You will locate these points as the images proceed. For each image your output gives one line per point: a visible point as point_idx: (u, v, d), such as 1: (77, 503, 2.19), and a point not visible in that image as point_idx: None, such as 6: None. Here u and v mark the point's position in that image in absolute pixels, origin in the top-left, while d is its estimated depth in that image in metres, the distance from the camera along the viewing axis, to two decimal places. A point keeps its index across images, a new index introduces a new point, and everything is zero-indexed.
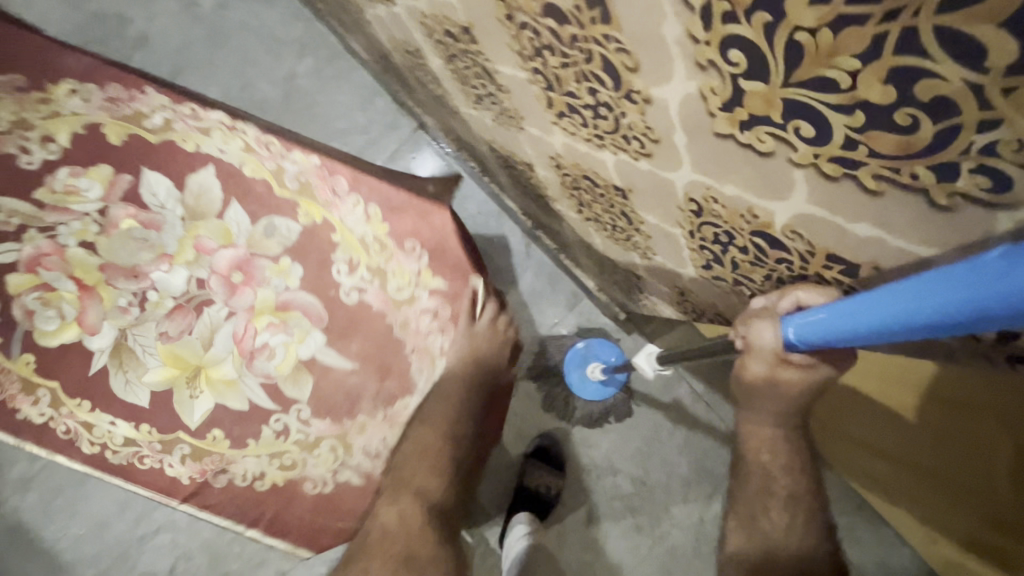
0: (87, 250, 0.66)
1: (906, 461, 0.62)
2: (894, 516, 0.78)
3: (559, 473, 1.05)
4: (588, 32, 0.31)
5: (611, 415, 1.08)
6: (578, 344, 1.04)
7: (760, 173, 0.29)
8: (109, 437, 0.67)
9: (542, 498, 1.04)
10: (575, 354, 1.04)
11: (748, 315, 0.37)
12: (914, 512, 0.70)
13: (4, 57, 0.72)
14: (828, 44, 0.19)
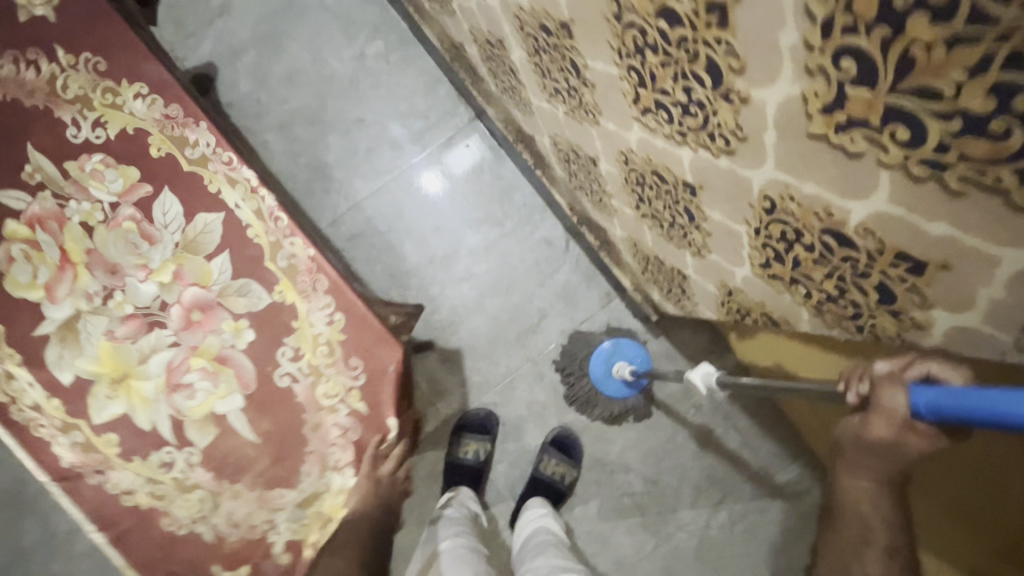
0: (86, 230, 0.75)
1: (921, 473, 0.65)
2: None
3: (573, 464, 1.08)
4: (700, 35, 0.35)
5: (631, 414, 1.11)
6: (606, 343, 1.09)
7: (845, 172, 0.32)
8: (20, 395, 0.74)
9: (556, 486, 1.07)
10: (602, 351, 1.09)
11: (875, 377, 0.39)
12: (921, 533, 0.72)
13: (89, 39, 0.74)
14: (940, 58, 0.23)
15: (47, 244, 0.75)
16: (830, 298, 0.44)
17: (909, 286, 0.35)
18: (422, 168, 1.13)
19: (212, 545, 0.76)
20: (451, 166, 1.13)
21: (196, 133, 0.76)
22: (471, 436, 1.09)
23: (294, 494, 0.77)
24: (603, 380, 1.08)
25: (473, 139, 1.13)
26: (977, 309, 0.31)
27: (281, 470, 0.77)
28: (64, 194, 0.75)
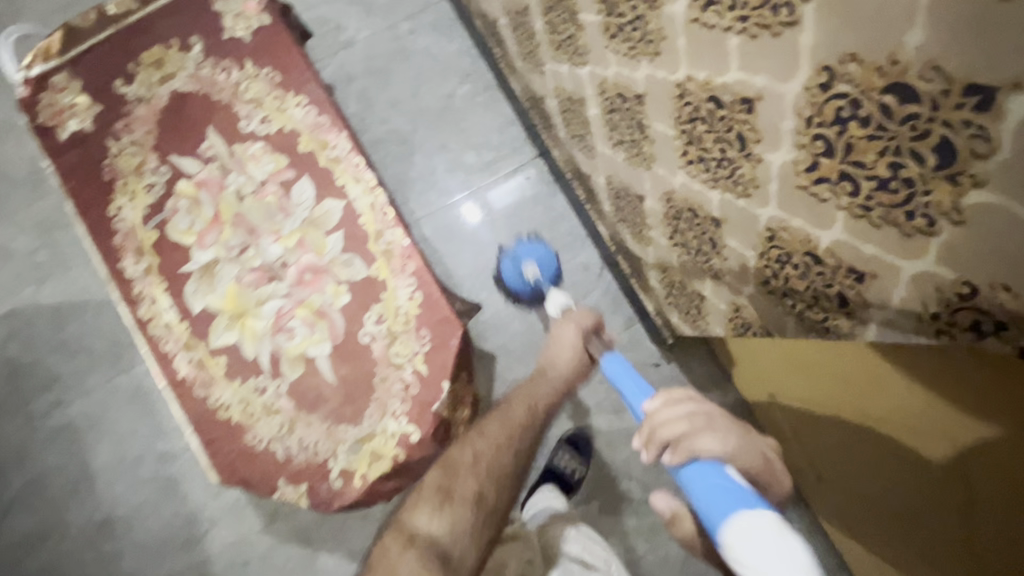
0: (237, 197, 0.92)
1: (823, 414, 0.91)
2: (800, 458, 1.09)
3: (583, 462, 1.24)
4: (735, 117, 0.55)
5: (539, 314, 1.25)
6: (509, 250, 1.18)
7: (817, 211, 0.51)
8: (159, 315, 0.91)
9: (566, 478, 1.22)
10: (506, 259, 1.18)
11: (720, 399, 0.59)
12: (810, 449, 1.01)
13: (270, 56, 0.95)
14: (864, 146, 0.42)
15: (207, 203, 0.92)
16: (808, 307, 0.61)
17: (855, 292, 0.53)
18: (463, 200, 1.34)
19: (280, 463, 0.88)
20: (495, 197, 1.34)
21: (336, 139, 0.93)
22: None
23: (355, 430, 0.88)
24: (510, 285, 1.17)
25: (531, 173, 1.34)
26: (891, 307, 0.49)
27: (348, 410, 0.88)
28: (227, 167, 0.93)
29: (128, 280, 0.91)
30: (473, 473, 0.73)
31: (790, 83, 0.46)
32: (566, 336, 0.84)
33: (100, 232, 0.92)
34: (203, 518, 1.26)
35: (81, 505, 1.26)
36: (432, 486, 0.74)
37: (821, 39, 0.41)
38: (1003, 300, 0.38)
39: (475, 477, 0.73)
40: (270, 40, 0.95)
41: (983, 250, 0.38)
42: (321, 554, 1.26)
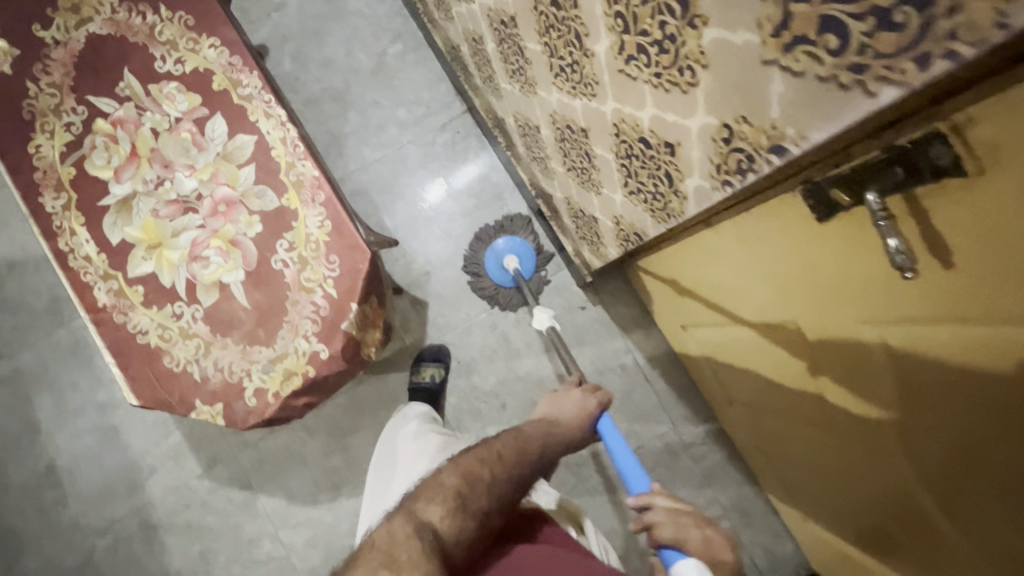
0: (153, 134, 0.96)
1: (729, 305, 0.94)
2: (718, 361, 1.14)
3: None
4: (568, 14, 0.61)
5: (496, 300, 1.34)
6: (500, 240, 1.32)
7: (634, 92, 0.57)
8: (79, 247, 0.94)
9: None
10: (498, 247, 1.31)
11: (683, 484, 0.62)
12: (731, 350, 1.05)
13: None
14: (641, 13, 0.48)
15: (125, 140, 0.96)
16: (654, 197, 0.67)
17: (673, 166, 0.59)
18: (398, 154, 1.39)
19: (198, 384, 0.92)
20: (456, 180, 1.39)
21: (249, 78, 0.97)
22: (427, 363, 1.29)
23: (268, 350, 0.92)
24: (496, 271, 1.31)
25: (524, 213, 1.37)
26: (696, 173, 0.55)
27: (262, 332, 0.93)
28: (143, 106, 0.96)
29: (48, 215, 0.95)
30: (489, 492, 0.68)
31: None
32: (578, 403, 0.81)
33: (21, 170, 0.96)
34: (144, 465, 1.30)
35: (24, 456, 1.29)
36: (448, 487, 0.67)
37: None
38: (744, 132, 0.44)
39: (487, 496, 0.68)
40: None
41: (723, 90, 0.44)
42: (261, 496, 1.30)
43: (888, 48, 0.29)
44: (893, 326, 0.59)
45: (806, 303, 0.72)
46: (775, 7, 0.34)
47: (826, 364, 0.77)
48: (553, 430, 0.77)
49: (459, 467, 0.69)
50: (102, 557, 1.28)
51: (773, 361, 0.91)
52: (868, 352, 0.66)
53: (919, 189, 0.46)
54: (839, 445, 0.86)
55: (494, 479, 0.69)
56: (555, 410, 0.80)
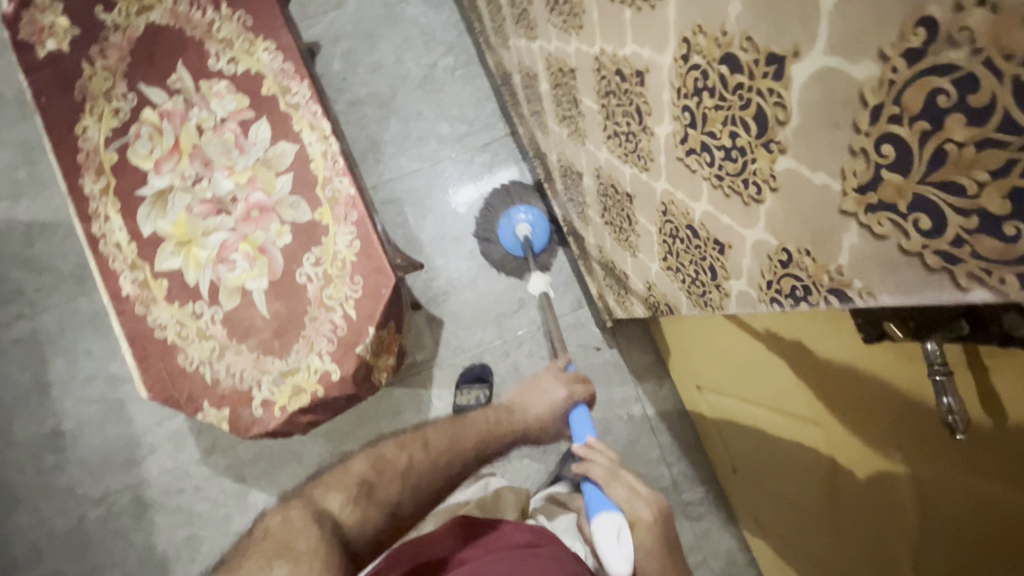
0: (197, 131, 0.96)
1: (747, 375, 0.91)
2: (726, 423, 1.11)
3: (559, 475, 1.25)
4: (633, 89, 0.59)
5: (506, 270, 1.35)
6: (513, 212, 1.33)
7: (690, 183, 0.55)
8: (110, 233, 0.95)
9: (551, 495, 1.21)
10: (511, 219, 1.33)
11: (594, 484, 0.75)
12: (742, 417, 1.02)
13: None
14: (713, 118, 0.46)
15: (169, 132, 0.96)
16: (693, 281, 0.65)
17: (720, 263, 0.56)
18: (435, 168, 1.38)
19: (207, 386, 0.92)
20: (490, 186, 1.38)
21: (298, 87, 0.96)
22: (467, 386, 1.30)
23: (281, 362, 0.92)
24: (509, 238, 1.33)
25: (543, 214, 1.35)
26: (743, 277, 0.53)
27: (277, 343, 0.93)
28: (191, 101, 0.97)
29: (85, 198, 0.96)
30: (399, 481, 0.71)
31: (663, 55, 0.49)
32: (551, 391, 0.86)
33: (65, 149, 0.97)
34: (146, 443, 1.31)
35: (32, 417, 1.32)
36: (356, 475, 0.71)
37: (679, 8, 0.44)
38: (805, 264, 0.42)
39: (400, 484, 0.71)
40: None
41: (790, 218, 0.42)
42: (253, 491, 1.30)
43: (987, 251, 0.27)
44: (930, 458, 0.56)
45: (831, 399, 0.69)
46: (865, 165, 0.32)
47: (840, 462, 0.74)
48: (506, 419, 0.83)
49: (376, 454, 0.73)
50: (93, 526, 1.29)
51: (782, 440, 0.89)
52: (887, 466, 0.64)
53: (983, 347, 0.43)
54: (840, 547, 0.82)
55: (412, 463, 0.73)
56: (520, 399, 0.86)
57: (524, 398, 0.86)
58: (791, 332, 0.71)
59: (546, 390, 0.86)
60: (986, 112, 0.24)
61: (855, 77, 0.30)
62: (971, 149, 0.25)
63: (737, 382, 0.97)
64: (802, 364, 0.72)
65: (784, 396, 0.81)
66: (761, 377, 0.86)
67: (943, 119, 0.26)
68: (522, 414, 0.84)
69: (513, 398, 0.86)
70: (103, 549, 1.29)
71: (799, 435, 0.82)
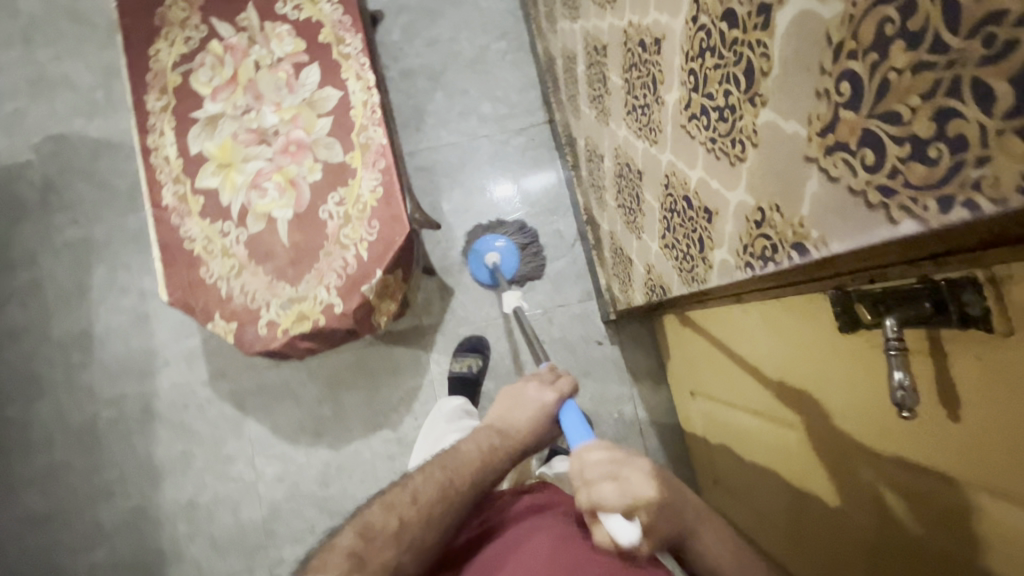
0: (255, 66, 1.04)
1: (736, 377, 0.90)
2: (713, 431, 1.10)
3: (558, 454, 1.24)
4: (651, 58, 0.61)
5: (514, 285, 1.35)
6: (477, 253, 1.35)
7: (689, 150, 0.57)
8: (162, 148, 1.03)
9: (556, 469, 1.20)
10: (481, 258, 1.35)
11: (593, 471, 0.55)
12: (729, 424, 1.01)
13: None
14: (712, 78, 0.48)
15: (229, 65, 1.04)
16: (685, 256, 0.66)
17: (708, 232, 0.58)
18: (471, 144, 1.43)
19: (222, 299, 0.98)
20: (528, 184, 1.40)
21: (352, 39, 1.02)
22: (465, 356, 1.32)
23: (291, 289, 0.97)
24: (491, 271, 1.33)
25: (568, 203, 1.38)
26: (725, 245, 0.54)
27: (290, 270, 0.98)
28: (254, 39, 1.04)
29: (147, 113, 1.04)
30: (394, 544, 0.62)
31: (677, 19, 0.52)
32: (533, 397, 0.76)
33: (137, 68, 1.06)
34: (162, 357, 1.39)
35: (68, 315, 1.42)
36: (343, 550, 0.61)
37: None
38: (775, 222, 0.43)
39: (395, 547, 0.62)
40: None
41: (767, 174, 0.43)
42: (249, 420, 1.36)
43: (917, 179, 0.28)
44: (889, 462, 0.55)
45: (806, 400, 0.68)
46: (827, 107, 0.34)
47: (811, 470, 0.73)
48: (497, 446, 0.73)
49: (361, 522, 0.64)
50: (102, 425, 1.38)
51: (762, 447, 0.88)
52: (851, 472, 0.63)
53: (944, 330, 0.43)
54: (804, 564, 0.80)
55: (403, 526, 0.64)
56: (507, 418, 0.75)
57: (510, 416, 0.75)
58: (776, 328, 0.70)
59: (530, 399, 0.76)
60: (921, 35, 0.26)
61: (823, 17, 0.32)
62: (909, 75, 0.27)
63: (727, 385, 0.96)
64: (783, 363, 0.71)
65: (767, 399, 0.80)
66: (748, 379, 0.85)
67: (889, 47, 0.28)
68: (514, 435, 0.74)
69: (501, 418, 0.75)
70: (107, 447, 1.37)
71: (777, 441, 0.81)
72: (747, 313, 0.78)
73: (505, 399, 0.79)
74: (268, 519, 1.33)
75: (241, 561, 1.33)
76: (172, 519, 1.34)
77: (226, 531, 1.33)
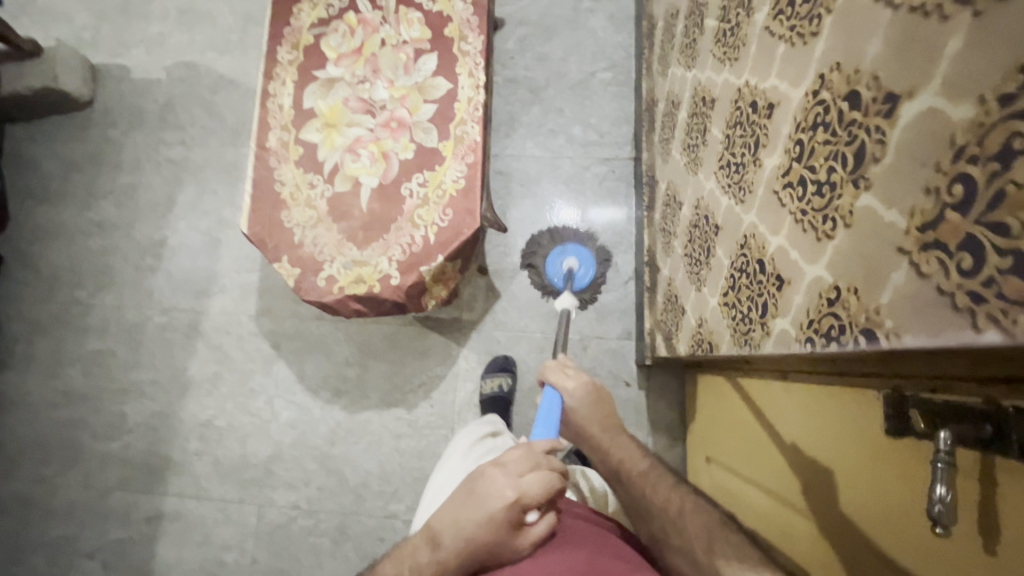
0: (380, 43, 1.11)
1: (757, 452, 0.89)
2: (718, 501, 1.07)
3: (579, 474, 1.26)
4: (759, 120, 0.62)
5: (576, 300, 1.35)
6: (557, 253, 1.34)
7: (775, 216, 0.58)
8: (280, 95, 1.11)
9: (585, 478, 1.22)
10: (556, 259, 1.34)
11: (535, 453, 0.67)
12: (735, 498, 0.98)
13: None
14: (818, 153, 0.49)
15: (359, 36, 1.12)
16: (742, 317, 0.67)
17: (773, 299, 0.58)
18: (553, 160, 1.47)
19: (294, 244, 1.05)
20: (598, 216, 1.42)
21: (474, 39, 1.09)
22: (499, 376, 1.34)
23: (356, 251, 1.03)
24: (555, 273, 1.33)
25: (630, 241, 1.40)
26: (789, 315, 0.54)
27: (361, 235, 1.03)
28: (387, 18, 1.12)
29: (275, 60, 1.13)
30: None
31: (798, 89, 0.53)
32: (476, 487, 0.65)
33: (279, 20, 1.15)
34: (219, 283, 1.48)
35: (151, 223, 1.53)
36: None
37: (827, 42, 0.48)
38: (849, 303, 0.44)
39: None
40: None
41: (852, 255, 0.43)
42: (280, 362, 1.43)
43: (1012, 292, 0.28)
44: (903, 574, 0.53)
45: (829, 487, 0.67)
46: (933, 204, 0.34)
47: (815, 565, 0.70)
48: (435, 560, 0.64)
49: None
50: (151, 329, 1.47)
51: (767, 529, 0.85)
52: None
53: (1001, 458, 0.42)
54: None
55: None
56: (445, 522, 0.65)
57: (451, 520, 0.65)
58: (814, 408, 0.69)
59: (487, 496, 0.63)
60: None
61: (951, 118, 0.33)
62: None
63: (745, 458, 0.94)
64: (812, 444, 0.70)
65: (785, 479, 0.79)
66: (771, 454, 0.84)
67: (1013, 160, 0.29)
68: (451, 542, 0.64)
69: (439, 520, 0.66)
70: (149, 350, 1.46)
71: (787, 526, 0.79)
72: (787, 388, 0.77)
73: (458, 492, 0.67)
74: (270, 459, 1.38)
75: (235, 492, 1.38)
76: (187, 433, 1.41)
77: (229, 460, 1.39)
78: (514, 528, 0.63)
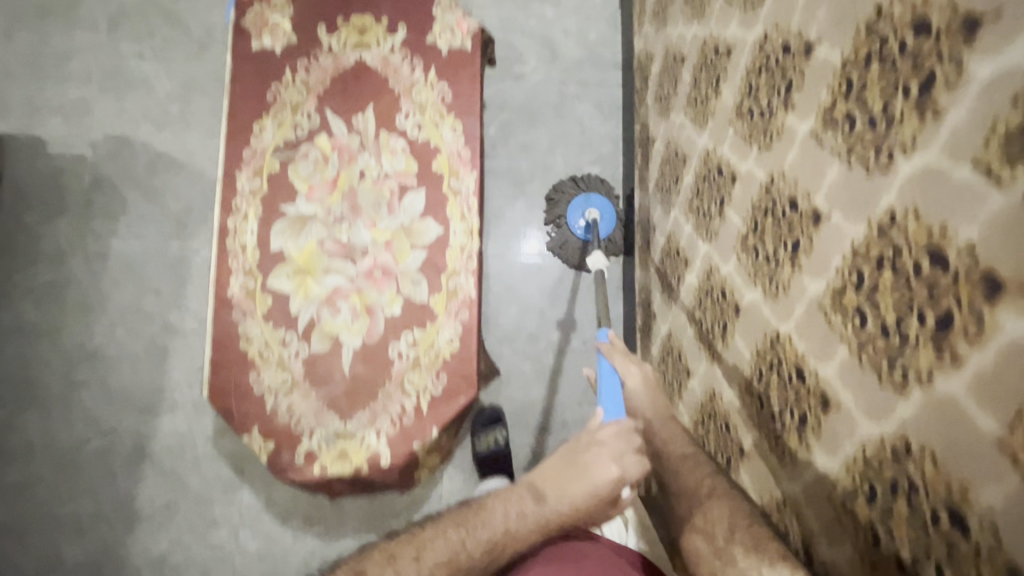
0: (359, 175, 0.99)
1: None
2: None
3: None
4: (808, 399, 0.58)
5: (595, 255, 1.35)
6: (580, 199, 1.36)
7: (831, 526, 0.55)
8: (241, 233, 0.97)
9: None
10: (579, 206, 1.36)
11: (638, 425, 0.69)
12: None
13: (451, 77, 1.01)
14: (899, 523, 0.46)
15: (333, 165, 0.99)
16: None
17: None
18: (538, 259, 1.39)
19: (265, 413, 0.93)
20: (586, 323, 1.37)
21: (466, 176, 0.98)
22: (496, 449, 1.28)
23: (339, 423, 0.93)
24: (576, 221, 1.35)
25: None
26: None
27: (344, 403, 0.93)
28: (366, 145, 0.99)
29: (234, 190, 0.98)
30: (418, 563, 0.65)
31: (869, 422, 0.49)
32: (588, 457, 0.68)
33: (236, 138, 0.99)
34: (169, 398, 1.32)
35: (80, 328, 1.33)
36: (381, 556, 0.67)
37: (916, 417, 0.44)
38: None
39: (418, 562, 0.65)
40: (459, 63, 1.01)
41: None
42: (243, 487, 1.30)
43: None
44: None
45: None
46: None
47: None
48: (533, 510, 0.68)
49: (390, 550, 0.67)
50: (88, 454, 1.30)
51: None
52: None
53: None
54: None
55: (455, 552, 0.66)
56: (550, 481, 0.69)
57: (556, 480, 0.69)
58: None
59: (593, 469, 0.67)
60: None
61: None
62: None
63: None
64: None
65: None
66: None
67: None
68: (557, 501, 0.68)
69: (544, 478, 0.70)
70: (88, 478, 1.29)
71: None
72: None
73: (561, 459, 0.71)
74: None
75: None
76: (138, 570, 1.28)
77: None
78: (612, 500, 0.68)
